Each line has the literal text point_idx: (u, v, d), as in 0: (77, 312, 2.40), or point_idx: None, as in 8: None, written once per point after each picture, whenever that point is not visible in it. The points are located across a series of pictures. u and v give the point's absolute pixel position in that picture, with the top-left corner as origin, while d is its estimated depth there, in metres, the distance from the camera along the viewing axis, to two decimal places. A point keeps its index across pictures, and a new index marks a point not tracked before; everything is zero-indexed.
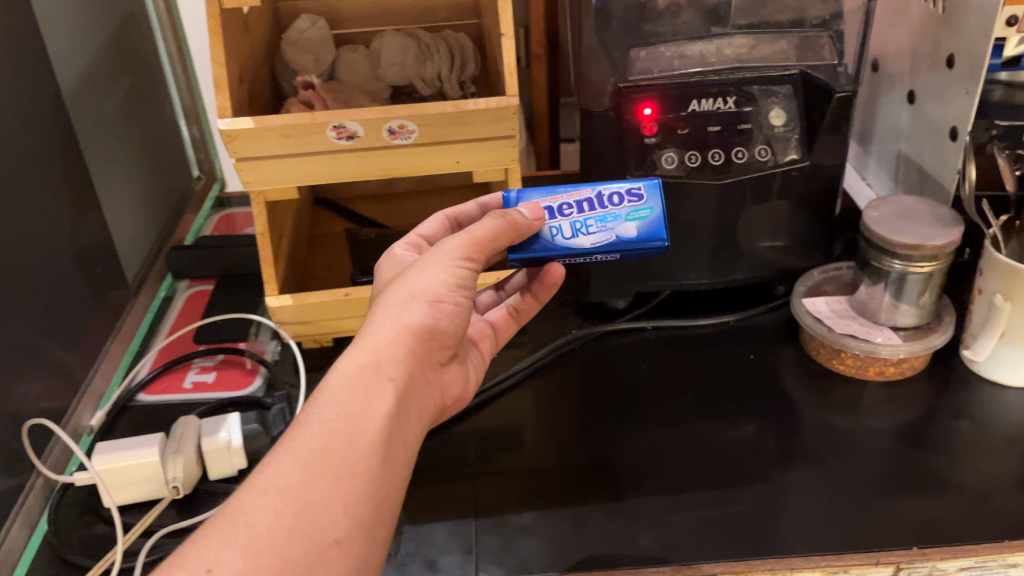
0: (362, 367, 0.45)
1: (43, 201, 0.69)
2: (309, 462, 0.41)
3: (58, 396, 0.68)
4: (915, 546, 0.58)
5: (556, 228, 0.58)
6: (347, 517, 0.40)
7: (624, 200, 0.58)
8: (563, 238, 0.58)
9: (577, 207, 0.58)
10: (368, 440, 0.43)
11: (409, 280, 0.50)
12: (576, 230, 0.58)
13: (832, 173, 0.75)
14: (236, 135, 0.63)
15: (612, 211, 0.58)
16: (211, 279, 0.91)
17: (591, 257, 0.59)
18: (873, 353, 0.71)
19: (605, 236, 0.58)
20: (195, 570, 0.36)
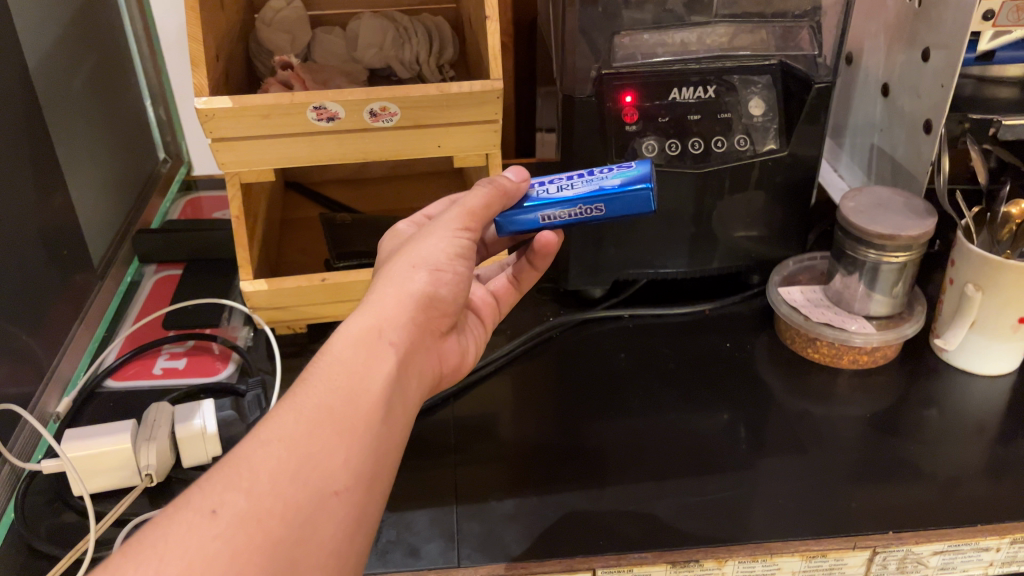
0: (365, 331, 0.46)
1: (7, 180, 0.66)
2: (311, 415, 0.41)
3: (23, 382, 0.66)
4: (891, 530, 0.59)
5: (542, 187, 0.57)
6: (348, 470, 0.41)
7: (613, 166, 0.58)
8: (547, 194, 0.57)
9: (568, 174, 0.58)
10: (369, 398, 0.43)
11: (411, 251, 0.52)
12: (561, 187, 0.57)
13: (809, 163, 0.76)
14: (213, 114, 0.61)
15: (599, 171, 0.57)
16: (179, 264, 0.89)
17: (577, 214, 0.56)
18: (847, 341, 0.72)
19: (588, 187, 0.56)
20: (198, 510, 0.37)
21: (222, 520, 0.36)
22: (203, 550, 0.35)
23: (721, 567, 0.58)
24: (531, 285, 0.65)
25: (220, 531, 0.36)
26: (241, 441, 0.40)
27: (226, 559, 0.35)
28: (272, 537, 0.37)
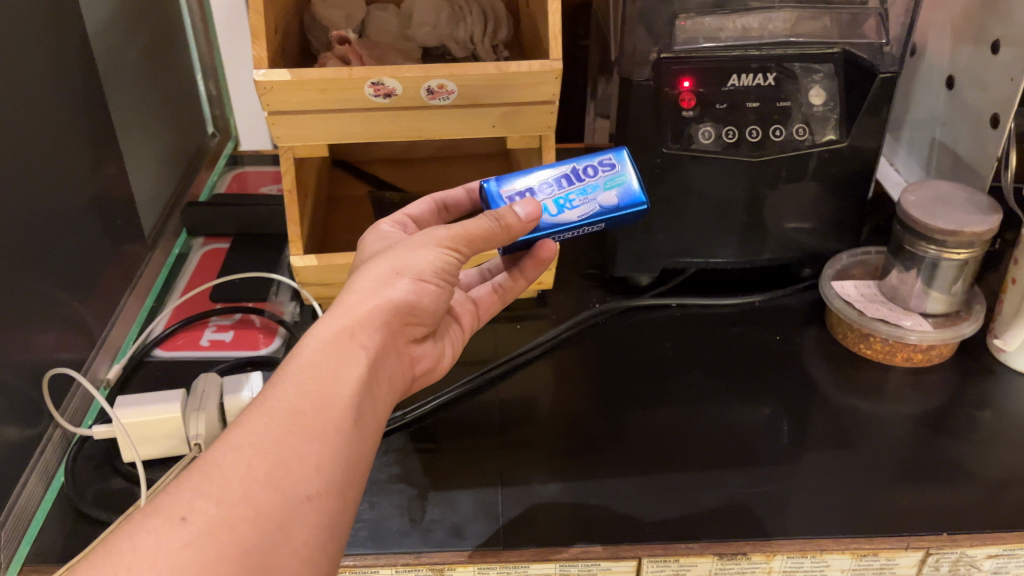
0: (336, 334, 0.44)
1: (64, 147, 0.67)
2: (279, 421, 0.40)
3: (76, 348, 0.67)
4: (944, 532, 0.58)
5: (542, 207, 0.56)
6: (320, 476, 0.39)
7: (599, 170, 0.58)
8: (551, 216, 0.56)
9: (557, 183, 0.57)
10: (340, 402, 0.42)
11: (394, 255, 0.49)
12: (561, 205, 0.56)
13: (868, 155, 0.74)
14: (271, 87, 0.61)
15: (590, 182, 0.57)
16: (226, 238, 0.89)
17: (577, 232, 0.57)
18: (900, 338, 0.71)
19: (590, 208, 0.56)
20: (170, 518, 0.36)
21: (193, 527, 0.35)
22: (173, 559, 0.34)
23: (768, 561, 0.57)
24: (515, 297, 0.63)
25: (189, 539, 0.35)
26: (211, 447, 0.39)
27: (199, 568, 0.34)
28: (244, 545, 0.36)
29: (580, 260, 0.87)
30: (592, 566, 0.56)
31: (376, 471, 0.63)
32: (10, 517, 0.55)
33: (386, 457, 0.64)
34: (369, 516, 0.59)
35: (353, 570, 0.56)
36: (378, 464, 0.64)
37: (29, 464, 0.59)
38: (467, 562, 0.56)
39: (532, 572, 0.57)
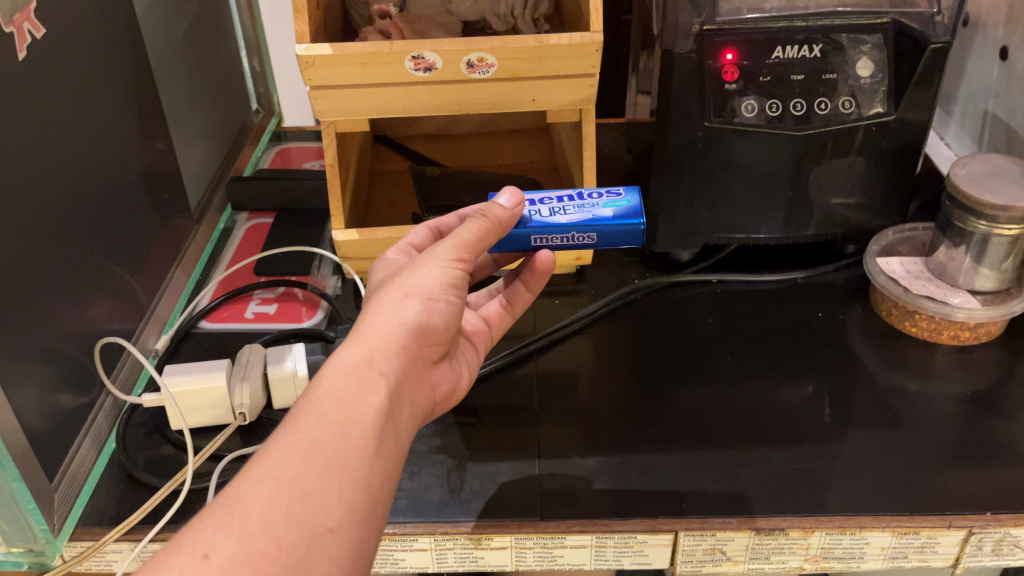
0: (355, 363, 0.44)
1: (114, 123, 0.68)
2: (300, 451, 0.40)
3: (125, 319, 0.68)
4: (988, 512, 0.57)
5: (534, 210, 0.57)
6: (342, 505, 0.40)
7: (603, 194, 0.59)
8: (540, 216, 0.57)
9: (557, 197, 0.58)
10: (361, 431, 0.42)
11: (402, 280, 0.49)
12: (554, 211, 0.57)
13: (918, 129, 0.73)
14: (314, 61, 0.61)
15: (591, 200, 0.58)
16: (270, 213, 0.91)
17: (568, 240, 0.58)
18: (948, 316, 0.69)
19: (582, 216, 0.57)
20: (191, 554, 0.36)
21: (215, 564, 0.36)
22: None
23: (806, 538, 0.57)
24: (524, 310, 0.62)
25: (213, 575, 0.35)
26: (231, 480, 0.39)
27: None
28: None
29: None
30: (628, 539, 0.57)
31: (416, 442, 0.64)
32: (64, 481, 0.57)
33: (426, 429, 0.65)
34: (408, 486, 0.60)
35: (393, 538, 0.57)
36: (418, 435, 0.64)
37: (82, 430, 0.61)
38: (505, 533, 0.57)
39: (569, 544, 0.57)
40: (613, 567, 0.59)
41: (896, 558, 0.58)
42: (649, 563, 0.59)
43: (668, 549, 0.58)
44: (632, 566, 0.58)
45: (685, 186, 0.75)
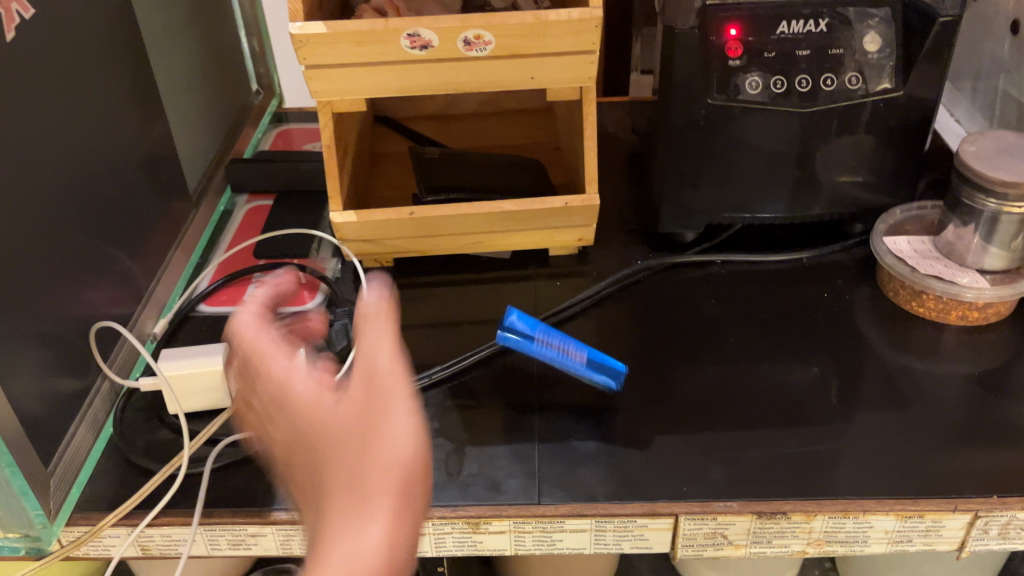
0: (365, 412, 0.43)
1: (110, 105, 0.67)
2: (344, 528, 0.40)
3: (123, 303, 0.68)
4: (995, 494, 0.56)
5: (535, 332, 0.66)
6: (393, 558, 0.40)
7: (588, 349, 0.66)
8: (539, 338, 0.66)
9: (555, 335, 0.67)
10: (388, 480, 0.41)
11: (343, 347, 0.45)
12: (549, 340, 0.66)
13: (926, 105, 0.71)
14: (308, 40, 0.60)
15: (579, 353, 0.66)
16: (270, 194, 0.90)
17: (556, 353, 0.65)
18: (956, 296, 0.68)
19: (570, 357, 0.66)
20: None
21: None
22: None
23: (808, 521, 0.56)
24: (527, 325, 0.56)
25: None
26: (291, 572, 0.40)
27: None
28: None
29: (624, 216, 0.85)
30: (628, 523, 0.56)
31: None
32: (62, 465, 0.57)
33: (426, 412, 0.64)
34: None
35: None
36: (418, 418, 0.64)
37: (79, 414, 0.60)
38: (504, 517, 0.56)
39: (568, 527, 0.57)
40: (613, 551, 0.58)
41: (900, 541, 0.57)
42: (650, 547, 0.58)
43: (668, 532, 0.57)
44: (632, 549, 0.58)
45: (689, 164, 0.74)
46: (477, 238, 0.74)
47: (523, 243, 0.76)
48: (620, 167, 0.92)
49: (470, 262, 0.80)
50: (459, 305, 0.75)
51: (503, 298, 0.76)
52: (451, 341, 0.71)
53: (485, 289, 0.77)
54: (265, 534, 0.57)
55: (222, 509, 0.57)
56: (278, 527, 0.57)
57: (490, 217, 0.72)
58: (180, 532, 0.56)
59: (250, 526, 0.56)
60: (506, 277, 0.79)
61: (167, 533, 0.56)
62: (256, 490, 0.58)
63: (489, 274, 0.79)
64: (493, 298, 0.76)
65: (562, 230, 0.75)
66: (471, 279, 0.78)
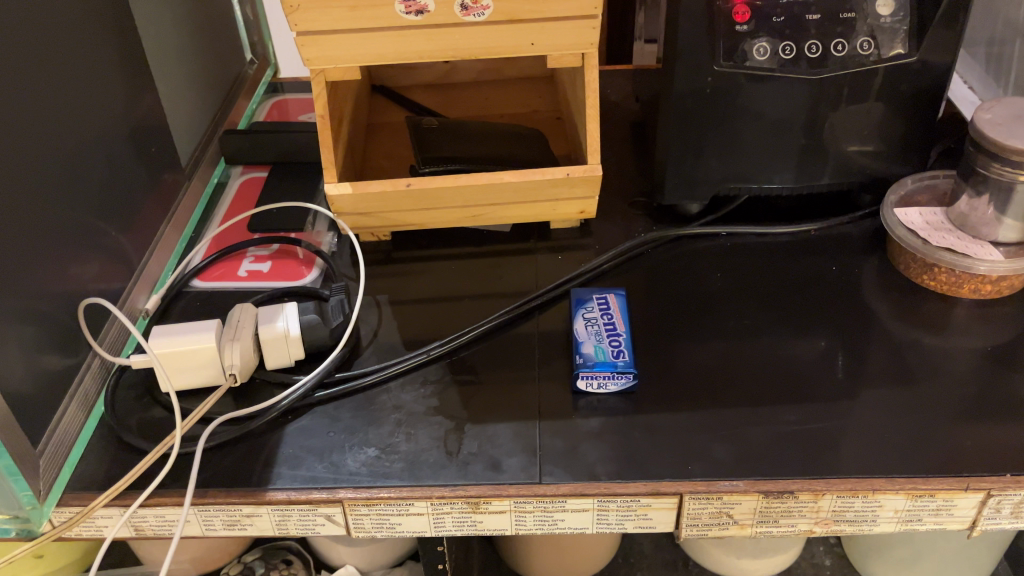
0: None
1: (96, 75, 0.65)
2: None
3: (114, 278, 0.66)
4: (1008, 472, 0.55)
5: (586, 314, 0.66)
6: None
7: (618, 350, 0.62)
8: (580, 317, 0.66)
9: (606, 324, 0.65)
10: None
11: None
12: (586, 322, 0.65)
13: (940, 71, 0.69)
14: (298, 5, 0.58)
15: (603, 345, 0.63)
16: (265, 167, 0.88)
17: (575, 334, 0.64)
18: (969, 269, 0.66)
19: (585, 340, 0.64)
20: None
21: None
22: None
23: (816, 500, 0.55)
24: None
25: None
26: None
27: None
28: None
29: (626, 187, 0.83)
30: (631, 503, 0.55)
31: (413, 403, 0.62)
32: (50, 445, 0.55)
33: (424, 389, 0.63)
34: (405, 448, 0.58)
35: (389, 502, 0.55)
36: (416, 395, 0.62)
37: (69, 393, 0.59)
38: (503, 496, 0.55)
39: (570, 507, 0.55)
40: (616, 530, 0.57)
41: (910, 520, 0.56)
42: (653, 526, 0.57)
43: (673, 512, 0.56)
44: (635, 529, 0.57)
45: (694, 133, 0.72)
46: (476, 210, 0.72)
47: (524, 215, 0.74)
48: (623, 138, 0.89)
49: (469, 235, 0.78)
50: (458, 279, 0.74)
51: (503, 272, 0.74)
52: (450, 317, 0.69)
53: (485, 262, 0.75)
54: (260, 514, 0.56)
55: (216, 489, 0.55)
56: (273, 507, 0.55)
57: (490, 188, 0.70)
58: (173, 513, 0.55)
59: (245, 506, 0.55)
60: (506, 250, 0.77)
61: (160, 514, 0.55)
62: (251, 470, 0.57)
63: (489, 247, 0.77)
64: (493, 272, 0.74)
65: (564, 202, 0.73)
66: (471, 253, 0.76)
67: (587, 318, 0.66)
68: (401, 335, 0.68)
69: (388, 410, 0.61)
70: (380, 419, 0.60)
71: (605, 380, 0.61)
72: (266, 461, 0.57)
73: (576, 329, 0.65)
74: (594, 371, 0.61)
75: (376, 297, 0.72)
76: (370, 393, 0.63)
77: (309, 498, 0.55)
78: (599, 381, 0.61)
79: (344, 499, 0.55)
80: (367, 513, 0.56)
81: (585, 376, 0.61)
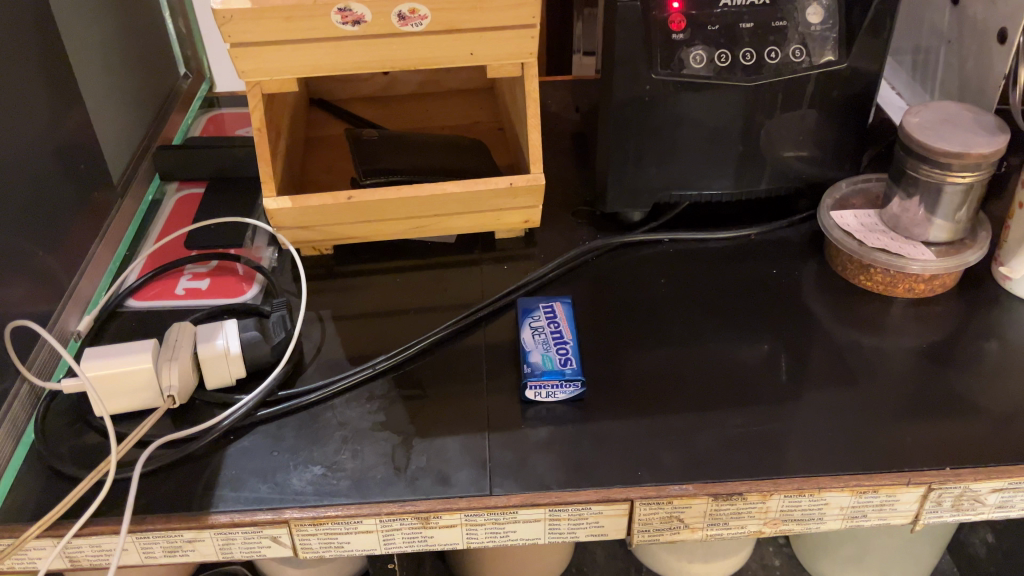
0: None
1: (18, 91, 0.63)
2: None
3: (42, 301, 0.64)
4: (947, 466, 0.56)
5: (533, 322, 0.66)
6: None
7: (564, 357, 0.62)
8: (527, 326, 0.65)
9: (552, 332, 0.65)
10: None
11: None
12: (534, 330, 0.65)
13: (869, 77, 0.71)
14: (232, 16, 0.57)
15: (550, 354, 0.63)
16: (201, 182, 0.86)
17: (523, 343, 0.64)
18: (903, 269, 0.68)
19: (533, 348, 0.63)
20: None
21: None
22: None
23: (764, 501, 0.55)
24: None
25: None
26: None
27: None
28: None
29: (569, 196, 0.83)
30: (583, 511, 0.55)
31: (359, 418, 0.61)
32: None
33: (370, 404, 0.62)
34: (351, 466, 0.57)
35: (337, 520, 0.54)
36: (361, 411, 0.61)
37: None
38: (454, 510, 0.54)
39: (521, 518, 0.55)
40: (568, 539, 0.57)
41: (855, 517, 0.57)
42: (605, 534, 0.57)
43: (624, 519, 0.56)
44: (587, 537, 0.57)
45: (634, 142, 0.72)
46: (419, 222, 0.72)
47: (468, 225, 0.73)
48: (564, 148, 0.90)
49: (412, 248, 0.78)
50: (402, 292, 0.73)
51: (447, 285, 0.74)
52: (394, 331, 0.69)
53: (429, 275, 0.75)
54: (203, 539, 0.54)
55: (154, 515, 0.54)
56: (216, 531, 0.54)
57: (433, 200, 0.69)
58: (109, 542, 0.53)
59: (186, 532, 0.53)
60: (450, 262, 0.76)
61: (96, 543, 0.53)
62: (192, 494, 0.55)
63: (433, 260, 0.76)
64: (438, 284, 0.74)
65: (507, 212, 0.73)
66: (415, 265, 0.76)
67: (534, 327, 0.65)
68: (345, 351, 0.66)
69: (334, 428, 0.60)
70: (326, 437, 0.59)
71: (553, 388, 0.61)
72: (207, 485, 0.56)
73: (523, 338, 0.64)
74: (541, 380, 0.60)
75: (318, 313, 0.70)
76: (315, 411, 0.61)
77: (254, 520, 0.53)
78: (547, 389, 0.61)
79: (290, 520, 0.54)
80: (314, 532, 0.54)
81: (533, 386, 0.61)
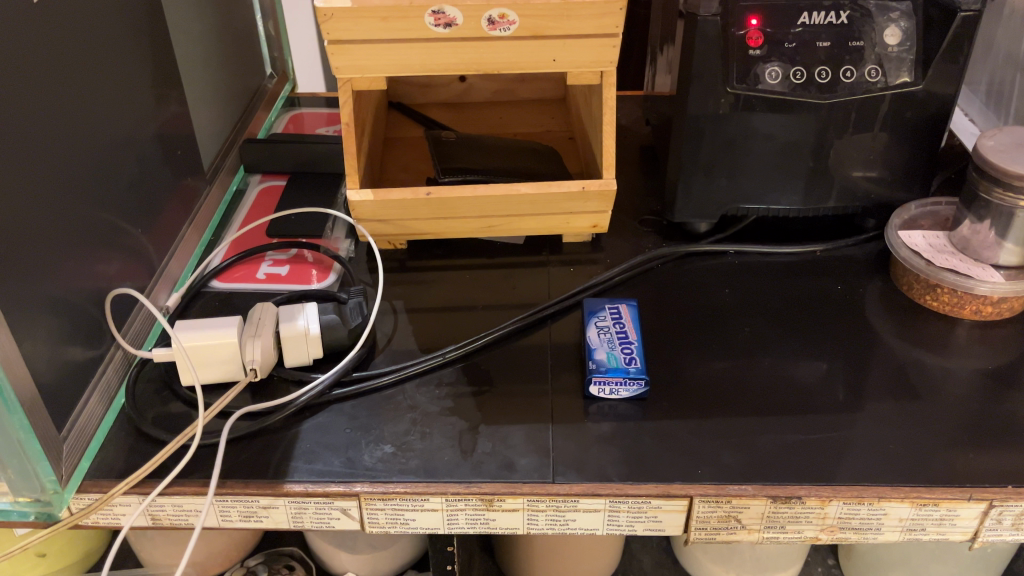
0: None
1: (126, 77, 0.67)
2: None
3: (137, 277, 0.67)
4: (1010, 484, 0.56)
5: (595, 319, 0.68)
6: None
7: (626, 354, 0.64)
8: (592, 321, 0.67)
9: (616, 329, 0.67)
10: None
11: None
12: (598, 326, 0.67)
13: (944, 101, 0.71)
14: (332, 14, 0.60)
15: (614, 351, 0.64)
16: (283, 176, 0.90)
17: (586, 341, 0.66)
18: (970, 290, 0.69)
19: (597, 346, 0.65)
20: None
21: None
22: None
23: (823, 507, 0.56)
24: None
25: None
26: None
27: None
28: None
29: (637, 206, 0.85)
30: (642, 504, 0.56)
31: (428, 403, 0.63)
32: (72, 433, 0.56)
33: (439, 390, 0.64)
34: (420, 446, 0.59)
35: (404, 497, 0.56)
36: (430, 396, 0.64)
37: (92, 383, 0.60)
38: (517, 495, 0.56)
39: (582, 507, 0.57)
40: (626, 532, 0.58)
41: (914, 529, 0.57)
42: (662, 529, 0.58)
43: (681, 515, 0.57)
44: (645, 531, 0.58)
45: (705, 154, 0.74)
46: (492, 220, 0.74)
47: (538, 227, 0.76)
48: (632, 160, 0.91)
49: (482, 247, 0.80)
50: (472, 288, 0.75)
51: (515, 283, 0.76)
52: (463, 324, 0.71)
53: (498, 273, 0.77)
54: (277, 506, 0.57)
55: (234, 480, 0.56)
56: (290, 499, 0.56)
57: (507, 199, 0.71)
58: (191, 503, 0.56)
59: (261, 498, 0.56)
60: (519, 262, 0.78)
61: (178, 503, 0.56)
62: (268, 463, 0.58)
63: (502, 259, 0.79)
64: (506, 282, 0.76)
65: (577, 215, 0.75)
66: (484, 264, 0.78)
67: (600, 327, 0.67)
68: (415, 341, 0.69)
69: (404, 410, 0.62)
70: (396, 418, 0.62)
71: (619, 385, 0.62)
72: (283, 455, 0.58)
73: (589, 336, 0.66)
74: (606, 376, 0.62)
75: (392, 303, 0.73)
76: (386, 393, 0.64)
77: (326, 491, 0.56)
78: (611, 386, 0.62)
79: (360, 493, 0.56)
80: (382, 507, 0.57)
81: (598, 382, 0.62)
